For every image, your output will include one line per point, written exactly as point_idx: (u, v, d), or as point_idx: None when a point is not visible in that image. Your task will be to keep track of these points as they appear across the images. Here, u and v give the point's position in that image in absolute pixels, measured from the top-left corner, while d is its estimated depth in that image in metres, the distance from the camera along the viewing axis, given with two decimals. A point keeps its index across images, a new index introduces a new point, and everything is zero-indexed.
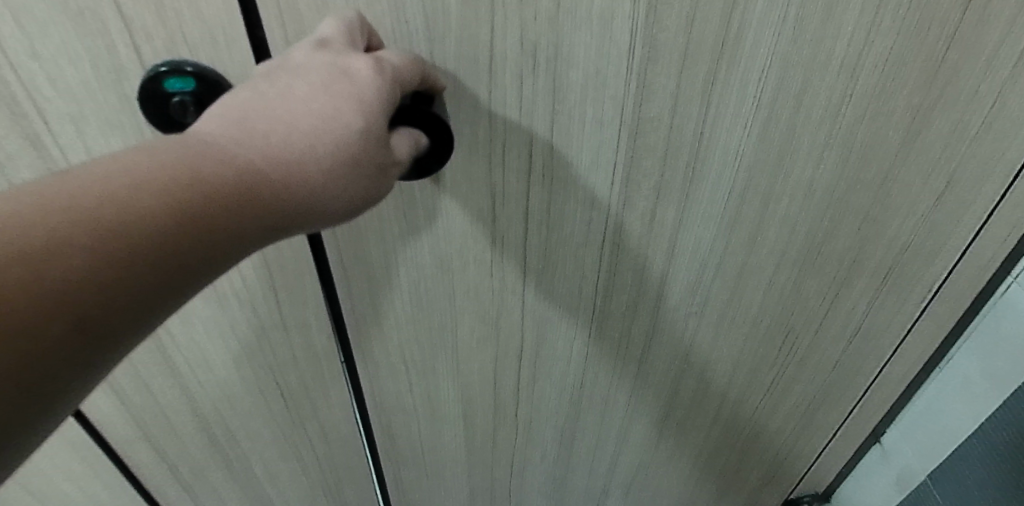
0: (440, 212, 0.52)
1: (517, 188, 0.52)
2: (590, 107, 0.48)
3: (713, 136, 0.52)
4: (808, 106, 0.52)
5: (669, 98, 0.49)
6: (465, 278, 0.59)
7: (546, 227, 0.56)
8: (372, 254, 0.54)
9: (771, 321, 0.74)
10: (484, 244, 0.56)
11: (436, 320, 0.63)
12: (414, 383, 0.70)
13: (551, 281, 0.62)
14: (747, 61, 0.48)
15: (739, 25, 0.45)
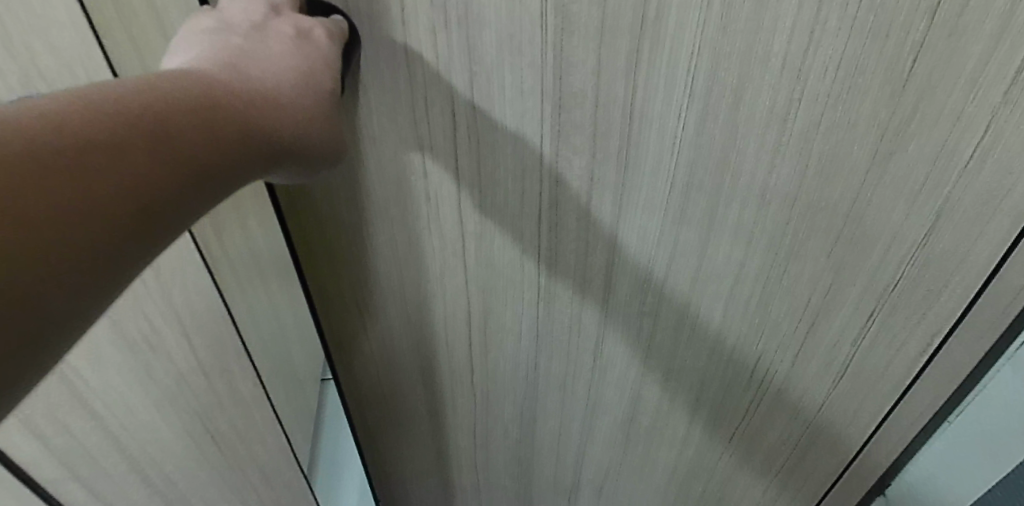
0: (373, 159, 0.56)
1: (444, 144, 0.54)
2: (509, 73, 0.48)
3: (645, 119, 0.51)
4: (750, 103, 0.49)
5: (591, 72, 0.48)
6: (405, 229, 0.62)
7: (480, 190, 0.58)
8: (318, 194, 0.60)
9: (737, 339, 0.70)
10: (419, 197, 0.59)
11: (385, 266, 0.67)
12: (371, 323, 0.75)
13: (493, 248, 0.63)
14: (673, 43, 0.46)
15: (659, 2, 0.43)
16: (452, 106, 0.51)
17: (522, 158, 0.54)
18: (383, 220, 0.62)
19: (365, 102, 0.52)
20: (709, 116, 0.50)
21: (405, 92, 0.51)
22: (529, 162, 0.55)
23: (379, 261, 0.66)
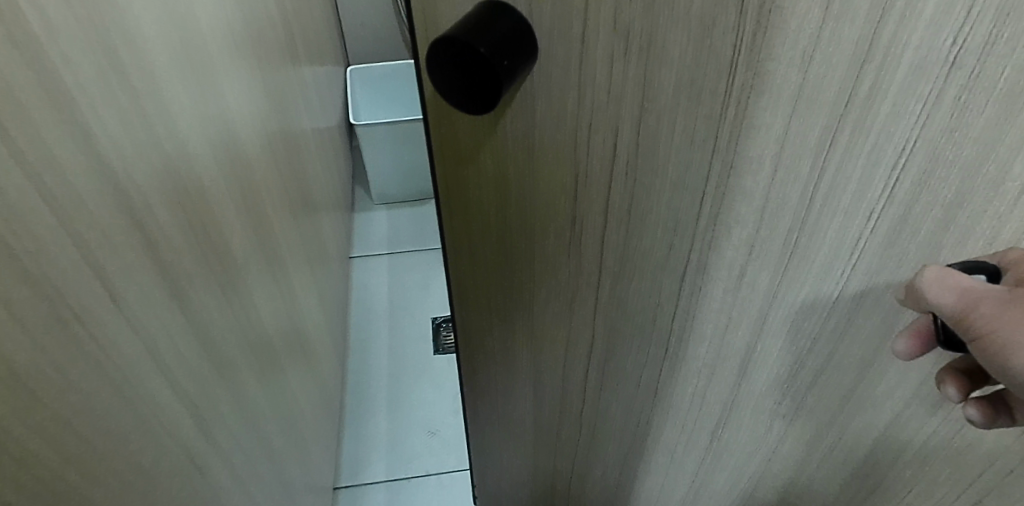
0: (528, 166, 0.47)
1: (600, 169, 0.45)
2: (680, 110, 0.38)
3: (838, 191, 0.38)
4: (965, 233, 0.36)
5: (780, 122, 0.36)
6: (552, 244, 0.54)
7: (629, 215, 0.48)
8: (464, 206, 0.52)
9: (878, 470, 0.59)
10: (565, 220, 0.51)
11: (519, 274, 0.58)
12: (485, 308, 0.65)
13: (632, 275, 0.54)
14: (882, 134, 0.34)
15: (874, 84, 0.32)
16: (613, 134, 0.42)
17: (682, 189, 0.44)
18: (525, 226, 0.53)
19: (541, 122, 0.43)
20: (922, 217, 0.37)
21: (571, 110, 0.41)
22: (687, 199, 0.44)
23: (515, 263, 0.57)
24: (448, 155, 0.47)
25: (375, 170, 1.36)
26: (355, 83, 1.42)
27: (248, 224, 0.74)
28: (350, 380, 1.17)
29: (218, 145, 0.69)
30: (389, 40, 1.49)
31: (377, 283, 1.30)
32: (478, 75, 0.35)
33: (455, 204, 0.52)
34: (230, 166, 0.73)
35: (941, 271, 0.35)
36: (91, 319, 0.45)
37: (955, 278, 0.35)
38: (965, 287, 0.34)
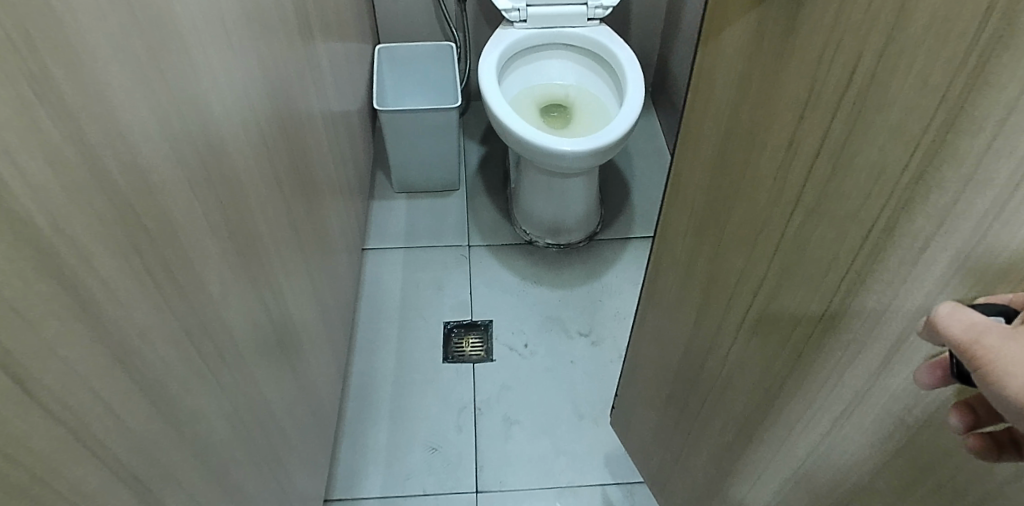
0: (782, 61, 0.37)
1: (831, 97, 0.33)
2: (926, 44, 0.26)
3: (976, 281, 0.28)
4: None
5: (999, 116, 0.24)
6: (761, 177, 0.43)
7: (832, 173, 0.35)
8: (719, 83, 0.45)
9: None
10: (781, 148, 0.40)
11: (725, 196, 0.49)
12: (688, 221, 0.57)
13: (806, 261, 0.41)
14: None
15: None
16: (859, 52, 0.30)
17: (889, 155, 0.30)
18: (751, 139, 0.43)
19: (808, 9, 0.33)
20: None
21: (837, 6, 0.31)
22: (894, 171, 0.30)
23: (726, 181, 0.48)
24: (730, 19, 0.41)
25: (396, 158, 1.27)
26: (382, 65, 1.31)
27: (286, 199, 0.65)
28: (352, 382, 1.05)
29: (268, 105, 0.60)
30: (422, 22, 1.37)
31: (389, 279, 1.19)
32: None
33: (715, 78, 0.46)
34: (253, 146, 0.55)
35: (954, 307, 0.25)
36: (114, 325, 0.34)
37: (967, 313, 0.24)
38: (977, 323, 0.24)
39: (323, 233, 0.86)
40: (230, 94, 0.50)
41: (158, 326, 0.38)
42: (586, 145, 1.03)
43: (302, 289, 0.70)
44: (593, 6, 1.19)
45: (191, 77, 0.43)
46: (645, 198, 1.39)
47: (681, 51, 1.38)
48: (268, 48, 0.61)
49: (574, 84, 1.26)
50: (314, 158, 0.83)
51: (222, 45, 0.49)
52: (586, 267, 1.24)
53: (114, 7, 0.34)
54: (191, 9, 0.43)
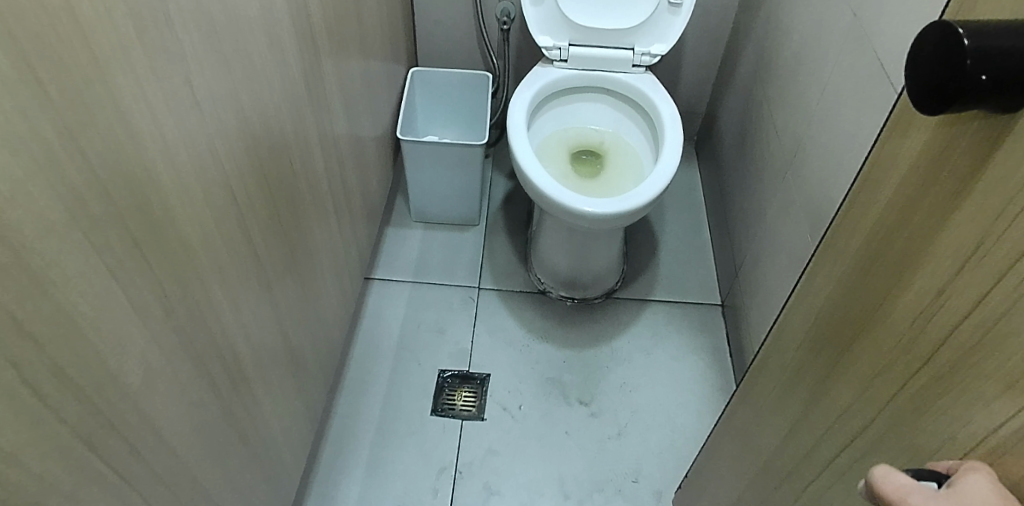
0: (959, 196, 0.28)
1: (1001, 259, 0.25)
2: None
3: None
4: None
5: None
6: (894, 318, 0.34)
7: (976, 345, 0.27)
8: (877, 198, 0.36)
9: None
10: (926, 295, 0.31)
11: (849, 324, 0.40)
12: (804, 330, 0.49)
13: (914, 433, 0.32)
14: None
15: None
16: None
17: None
18: (896, 272, 0.34)
19: (1005, 146, 0.25)
20: None
21: None
22: None
23: (856, 307, 0.40)
24: (911, 127, 0.33)
25: (415, 188, 1.22)
26: (413, 88, 1.26)
27: (261, 253, 0.61)
28: (331, 425, 1.01)
29: (245, 157, 0.55)
30: (461, 46, 1.32)
31: (389, 316, 1.14)
32: (941, 75, 0.26)
33: (873, 189, 0.37)
34: (218, 209, 0.50)
35: (886, 470, 0.29)
36: None
37: (898, 475, 0.28)
38: (903, 485, 0.27)
39: (314, 275, 0.82)
40: (189, 158, 0.45)
41: (42, 443, 0.33)
42: (608, 209, 0.97)
43: (273, 345, 0.66)
44: (639, 52, 1.11)
45: (127, 148, 0.38)
46: (673, 257, 1.31)
47: (731, 107, 1.29)
48: (251, 95, 0.56)
49: (611, 130, 1.19)
50: (311, 199, 0.78)
51: (181, 105, 0.44)
52: (598, 327, 1.17)
53: (15, 92, 0.30)
54: (139, 73, 0.39)
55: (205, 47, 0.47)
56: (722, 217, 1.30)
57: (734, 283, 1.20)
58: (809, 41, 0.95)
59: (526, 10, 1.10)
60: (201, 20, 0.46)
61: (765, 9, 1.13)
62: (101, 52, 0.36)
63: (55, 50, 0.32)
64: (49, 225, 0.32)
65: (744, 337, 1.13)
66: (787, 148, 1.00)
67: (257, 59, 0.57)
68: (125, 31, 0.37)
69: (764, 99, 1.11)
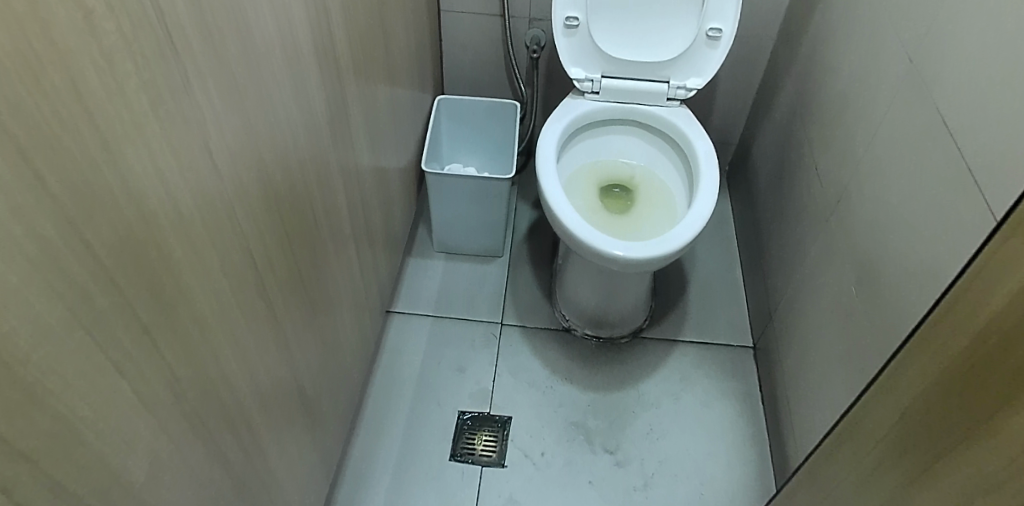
0: None
1: None
2: None
3: None
4: None
5: None
6: (1010, 430, 0.30)
7: None
8: (998, 286, 0.31)
9: None
10: None
11: (954, 415, 0.36)
12: (891, 407, 0.44)
13: None
14: None
15: None
16: None
17: None
18: (1010, 390, 0.30)
19: None
20: None
21: None
22: None
23: (962, 395, 0.35)
24: None
25: (439, 220, 1.19)
26: (439, 117, 1.23)
27: (277, 309, 0.58)
28: (347, 466, 0.98)
29: (263, 215, 0.52)
30: (489, 74, 1.29)
31: (409, 352, 1.11)
32: None
33: (993, 273, 0.32)
34: (232, 275, 0.48)
35: None
36: None
37: None
38: None
39: (333, 321, 0.79)
40: (204, 227, 0.43)
41: None
42: (640, 252, 0.93)
43: (285, 399, 0.63)
44: (674, 85, 1.08)
45: (135, 229, 0.36)
46: (703, 294, 1.26)
47: (767, 140, 1.24)
48: (273, 149, 0.53)
49: (642, 164, 1.14)
50: (332, 244, 0.75)
51: (199, 172, 0.42)
52: (624, 369, 1.13)
53: (12, 189, 0.27)
54: (154, 146, 0.37)
55: (226, 107, 0.44)
56: (755, 254, 1.25)
57: (767, 326, 1.15)
58: (857, 83, 0.90)
59: (559, 41, 1.06)
60: (222, 81, 0.43)
61: (808, 43, 1.08)
62: (111, 133, 0.33)
63: (57, 138, 0.29)
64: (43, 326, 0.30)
65: (778, 384, 1.08)
66: (832, 193, 0.96)
67: (280, 111, 0.54)
68: (139, 106, 0.35)
69: (805, 137, 1.07)
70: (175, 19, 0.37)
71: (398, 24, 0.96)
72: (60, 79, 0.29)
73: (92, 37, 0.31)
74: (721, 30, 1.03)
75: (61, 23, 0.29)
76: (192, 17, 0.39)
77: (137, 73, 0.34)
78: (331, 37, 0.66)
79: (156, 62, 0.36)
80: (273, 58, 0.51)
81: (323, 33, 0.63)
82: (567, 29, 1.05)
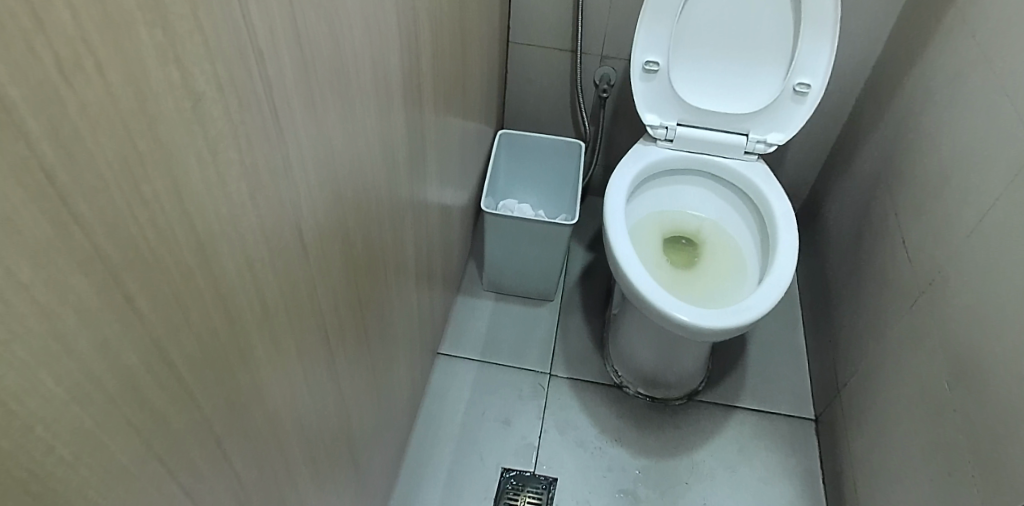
0: None
1: None
2: None
3: None
4: None
5: None
6: None
7: None
8: None
9: None
10: None
11: None
12: None
13: None
14: None
15: None
16: None
17: None
18: None
19: None
20: None
21: None
22: None
23: None
24: None
25: (492, 261, 1.15)
26: (500, 152, 1.19)
27: (340, 381, 0.54)
28: None
29: (338, 287, 0.48)
30: (553, 110, 1.24)
31: (455, 398, 1.07)
32: None
33: None
34: (305, 359, 0.44)
35: None
36: None
37: None
38: None
39: (389, 377, 0.74)
40: (286, 313, 0.39)
41: None
42: (706, 321, 0.87)
43: (336, 468, 0.59)
44: (753, 139, 1.02)
45: (221, 334, 0.32)
46: (763, 357, 1.18)
47: (844, 198, 1.17)
48: (354, 216, 0.49)
49: (710, 218, 1.08)
50: (396, 299, 0.71)
51: (286, 255, 0.37)
52: (677, 434, 1.07)
53: (92, 319, 0.23)
54: (248, 239, 0.33)
55: (320, 181, 0.40)
56: (821, 318, 1.18)
57: (833, 399, 1.08)
58: (960, 155, 0.84)
59: (634, 84, 1.02)
60: (318, 154, 0.39)
61: (899, 103, 1.02)
62: (207, 232, 0.29)
63: (153, 252, 0.25)
64: (123, 463, 0.26)
65: (843, 466, 1.00)
66: (919, 270, 0.89)
67: (364, 172, 0.49)
68: (237, 196, 0.31)
69: (890, 204, 1.00)
70: (283, 97, 0.33)
71: (474, 60, 0.92)
72: (160, 179, 0.25)
73: (200, 129, 0.27)
74: (810, 86, 0.97)
75: (171, 120, 0.25)
76: (297, 87, 0.34)
77: (240, 160, 0.30)
78: (419, 85, 0.61)
79: (259, 144, 0.32)
80: (367, 120, 0.47)
81: (412, 81, 0.59)
82: (645, 74, 1.00)
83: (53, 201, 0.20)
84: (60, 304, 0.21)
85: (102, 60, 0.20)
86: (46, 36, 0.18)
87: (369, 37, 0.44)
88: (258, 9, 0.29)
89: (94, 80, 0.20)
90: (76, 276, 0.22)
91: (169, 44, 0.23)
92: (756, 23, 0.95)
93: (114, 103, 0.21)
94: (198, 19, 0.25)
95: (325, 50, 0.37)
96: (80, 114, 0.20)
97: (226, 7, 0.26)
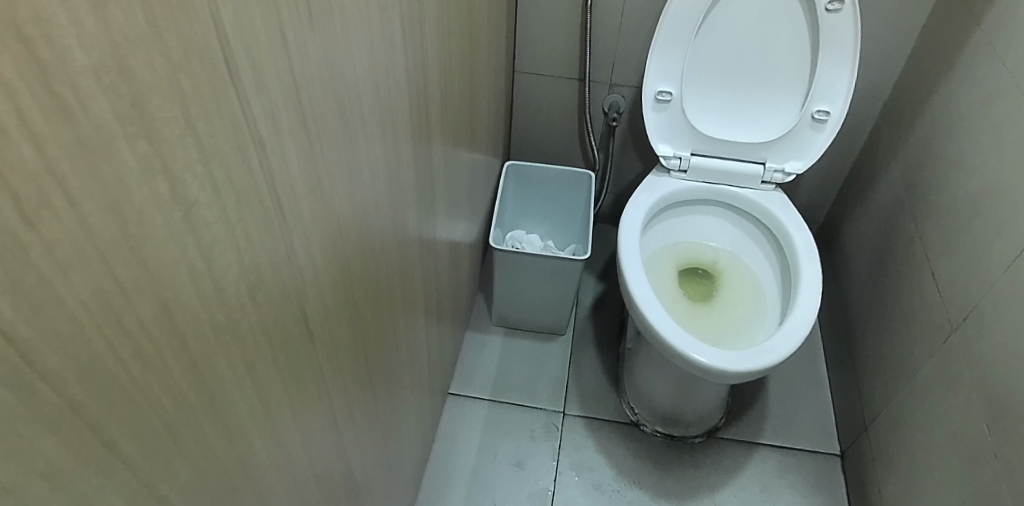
0: None
1: None
2: None
3: None
4: None
5: None
6: None
7: None
8: None
9: None
10: None
11: None
12: None
13: None
14: None
15: None
16: None
17: None
18: None
19: None
20: None
21: None
22: None
23: None
24: None
25: (501, 297, 1.11)
26: (507, 184, 1.15)
27: (348, 457, 0.50)
28: None
29: (345, 362, 0.45)
30: (561, 139, 1.21)
31: (466, 442, 1.03)
32: None
33: None
34: (309, 449, 0.40)
35: None
36: None
37: None
38: None
39: (399, 435, 0.70)
40: (290, 407, 0.36)
41: None
42: (728, 363, 0.82)
43: None
44: (771, 167, 0.99)
45: (218, 451, 0.29)
46: (783, 389, 1.14)
47: (864, 225, 1.13)
48: (362, 284, 0.45)
49: (727, 248, 1.04)
50: (406, 355, 0.67)
51: (290, 346, 0.34)
52: (697, 474, 1.02)
53: (66, 480, 0.20)
54: (248, 342, 0.29)
55: (326, 257, 0.37)
56: (843, 349, 1.14)
57: (859, 435, 1.03)
58: (991, 186, 0.80)
59: (646, 115, 0.99)
60: (326, 232, 0.36)
61: (921, 128, 0.98)
62: (202, 348, 0.25)
63: (140, 384, 0.22)
64: None
65: None
66: (951, 304, 0.85)
67: (372, 237, 0.46)
68: (236, 300, 0.27)
69: (915, 233, 0.96)
70: (287, 183, 0.30)
71: (482, 95, 0.88)
72: (147, 306, 0.21)
73: (193, 238, 0.23)
74: (829, 113, 0.94)
75: (162, 236, 0.21)
76: (301, 166, 0.31)
77: (240, 261, 0.27)
78: (427, 134, 0.58)
79: (261, 237, 0.28)
80: (375, 184, 0.43)
81: (421, 131, 0.56)
82: (657, 104, 0.98)
83: (16, 367, 0.17)
84: (27, 476, 0.18)
85: (75, 192, 0.17)
86: (4, 178, 0.15)
87: (377, 95, 0.41)
88: (257, 93, 0.25)
89: (63, 214, 0.17)
90: (46, 440, 0.18)
91: (156, 154, 0.20)
92: (773, 50, 0.92)
93: (90, 236, 0.18)
94: (189, 120, 0.21)
95: (331, 122, 0.34)
96: (46, 258, 0.17)
97: (221, 99, 0.23)
